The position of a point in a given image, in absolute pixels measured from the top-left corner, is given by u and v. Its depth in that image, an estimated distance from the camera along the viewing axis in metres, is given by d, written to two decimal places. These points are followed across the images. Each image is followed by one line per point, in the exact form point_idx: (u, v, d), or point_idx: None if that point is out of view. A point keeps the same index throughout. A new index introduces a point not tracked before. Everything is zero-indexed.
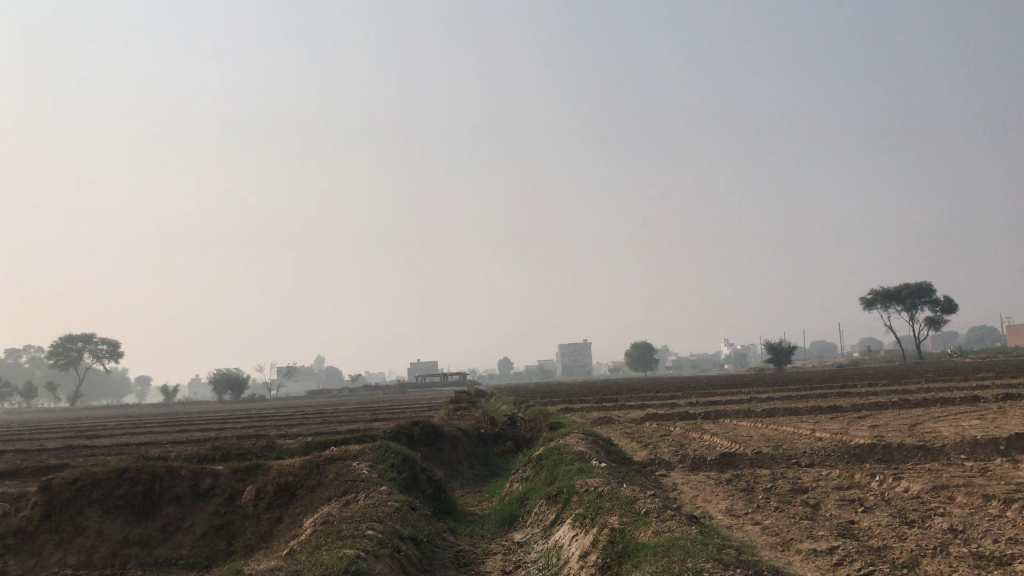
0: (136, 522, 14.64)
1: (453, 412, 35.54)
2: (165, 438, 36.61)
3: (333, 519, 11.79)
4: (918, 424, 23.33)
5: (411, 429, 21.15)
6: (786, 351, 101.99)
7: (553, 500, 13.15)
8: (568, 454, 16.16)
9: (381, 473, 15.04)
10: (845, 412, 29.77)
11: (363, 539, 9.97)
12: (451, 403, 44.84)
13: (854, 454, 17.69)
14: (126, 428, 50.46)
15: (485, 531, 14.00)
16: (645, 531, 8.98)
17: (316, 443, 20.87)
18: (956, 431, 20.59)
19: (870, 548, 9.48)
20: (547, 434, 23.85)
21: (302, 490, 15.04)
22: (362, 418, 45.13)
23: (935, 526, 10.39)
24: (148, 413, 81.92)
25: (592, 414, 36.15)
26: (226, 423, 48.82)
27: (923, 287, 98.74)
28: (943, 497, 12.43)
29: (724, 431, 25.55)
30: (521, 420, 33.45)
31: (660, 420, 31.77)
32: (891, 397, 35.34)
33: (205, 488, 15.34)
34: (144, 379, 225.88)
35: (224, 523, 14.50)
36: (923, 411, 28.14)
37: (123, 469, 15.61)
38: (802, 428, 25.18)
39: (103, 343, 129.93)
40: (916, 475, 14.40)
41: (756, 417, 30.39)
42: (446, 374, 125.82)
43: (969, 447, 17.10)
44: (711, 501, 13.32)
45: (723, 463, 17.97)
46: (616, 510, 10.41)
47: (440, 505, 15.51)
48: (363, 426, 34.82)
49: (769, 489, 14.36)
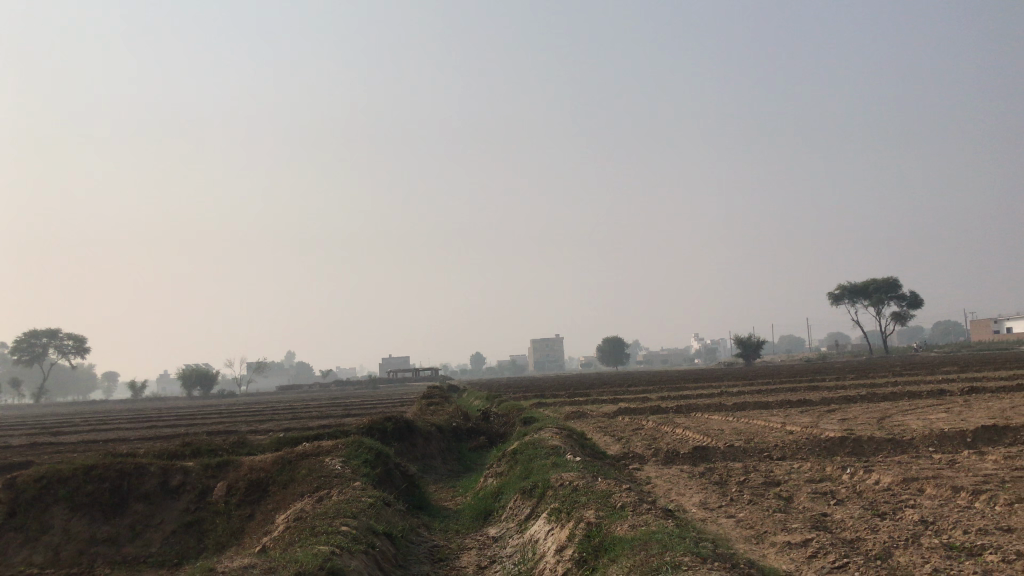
0: (104, 520, 14.40)
1: (426, 408, 35.39)
2: (134, 435, 36.17)
3: (306, 515, 11.65)
4: (887, 417, 23.63)
5: (384, 425, 21.02)
6: (756, 345, 102.97)
7: (528, 494, 13.12)
8: (543, 449, 16.13)
9: (354, 469, 14.91)
10: (815, 406, 30.08)
11: (336, 535, 9.86)
12: (424, 398, 44.68)
13: (825, 447, 17.86)
14: (93, 424, 49.78)
15: (459, 526, 13.95)
16: (621, 525, 8.97)
17: (288, 439, 20.64)
18: (924, 424, 20.87)
19: (843, 540, 9.55)
20: (520, 429, 23.84)
21: (274, 486, 14.88)
22: (334, 414, 44.80)
23: (907, 518, 10.50)
24: (116, 409, 80.87)
25: (565, 409, 36.22)
26: (196, 419, 48.30)
27: (890, 282, 100.05)
28: (913, 489, 12.58)
29: (696, 425, 25.70)
30: (494, 415, 33.42)
31: (633, 414, 31.90)
32: (860, 391, 35.77)
33: (175, 485, 15.12)
34: (111, 376, 222.91)
35: (194, 520, 14.31)
36: (892, 404, 28.50)
37: (90, 466, 15.34)
38: (773, 421, 25.41)
39: (69, 339, 127.98)
40: (887, 468, 14.55)
41: (728, 411, 30.62)
42: (418, 369, 125.54)
43: (937, 440, 17.32)
44: (685, 494, 13.37)
45: (696, 456, 18.06)
46: (592, 504, 10.39)
47: (414, 500, 15.43)
48: (336, 421, 34.58)
49: (743, 482, 14.44)
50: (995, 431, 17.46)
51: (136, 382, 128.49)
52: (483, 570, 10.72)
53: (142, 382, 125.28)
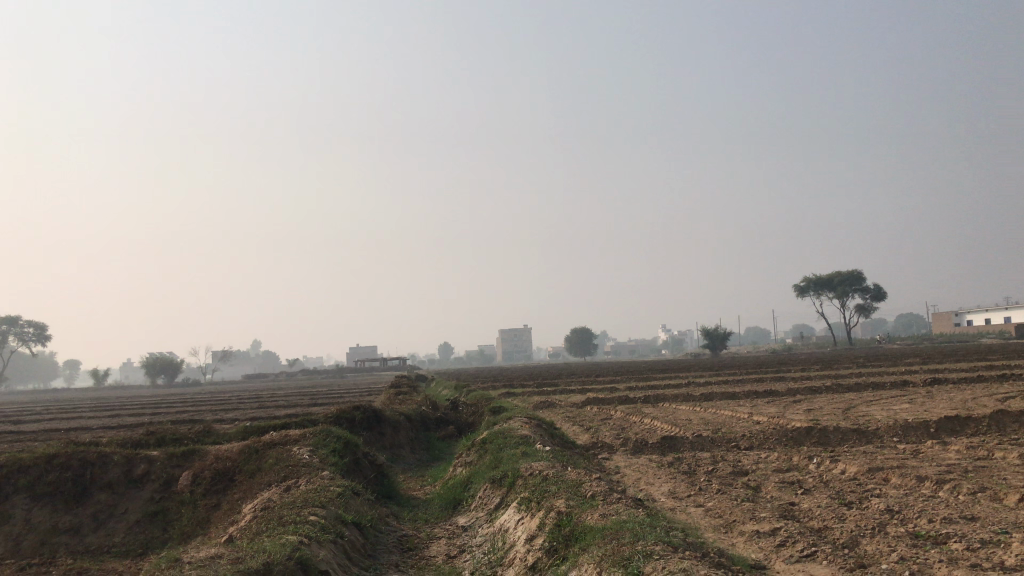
0: (66, 510, 14.13)
1: (394, 397, 35.29)
2: (97, 424, 35.67)
3: (274, 505, 11.51)
4: (852, 408, 23.94)
5: (352, 414, 20.88)
6: (722, 337, 103.89)
7: (497, 484, 13.10)
8: (512, 438, 16.12)
9: (322, 458, 14.78)
10: (781, 397, 30.41)
11: (304, 525, 9.74)
12: (392, 388, 44.51)
13: (791, 437, 18.04)
14: (54, 414, 48.98)
15: (428, 515, 13.88)
16: (592, 514, 8.95)
17: (255, 428, 20.42)
18: (888, 414, 21.16)
19: (811, 529, 9.63)
20: (489, 419, 23.81)
21: (241, 475, 14.68)
22: (302, 403, 44.52)
23: (873, 507, 10.62)
24: (77, 399, 79.49)
25: (534, 399, 36.32)
26: (160, 408, 47.73)
27: (854, 275, 101.39)
28: (878, 478, 12.75)
29: (665, 415, 25.86)
30: (463, 404, 33.41)
31: (601, 404, 32.08)
32: (825, 382, 36.18)
33: (139, 475, 14.88)
34: (73, 365, 219.31)
35: (159, 509, 14.08)
36: (856, 395, 28.88)
37: (51, 455, 15.04)
38: (740, 412, 25.64)
39: (29, 326, 125.61)
40: (853, 457, 14.73)
41: (696, 401, 30.83)
42: (386, 359, 124.98)
43: (901, 430, 17.56)
44: (654, 483, 13.44)
45: (664, 446, 18.15)
46: (562, 494, 10.38)
47: (383, 489, 15.34)
48: (303, 410, 34.39)
49: (711, 471, 14.54)
50: (958, 422, 17.75)
51: (98, 371, 126.53)
52: (453, 559, 10.68)
53: (105, 371, 123.31)
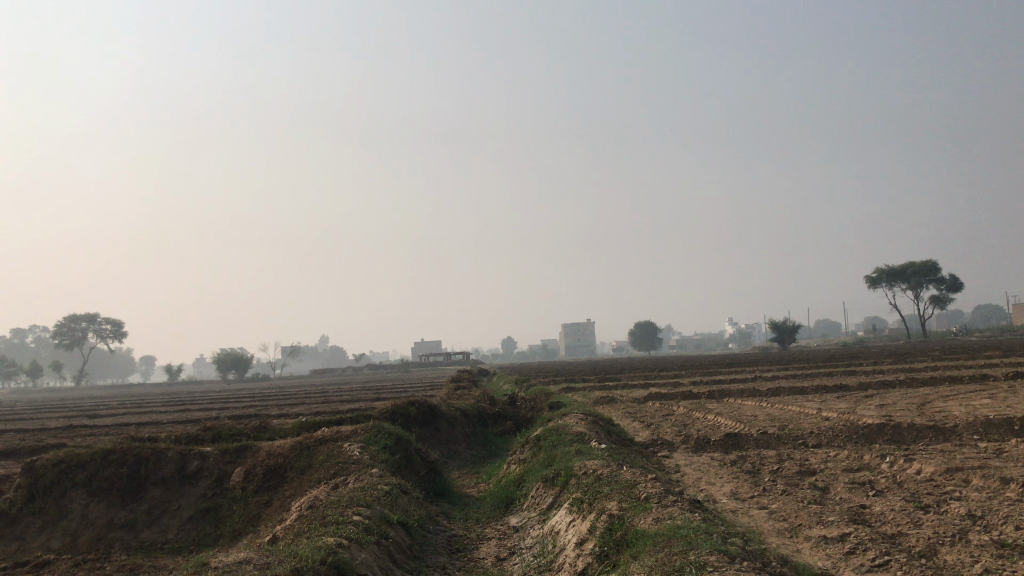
0: (122, 505, 14.16)
1: (454, 392, 35.12)
2: (164, 418, 36.33)
3: (319, 504, 11.27)
4: (928, 403, 22.81)
5: (407, 410, 20.68)
6: (790, 330, 101.33)
7: (550, 483, 12.66)
8: (567, 435, 15.61)
9: (373, 455, 14.52)
10: (853, 391, 29.22)
11: (347, 526, 9.44)
12: (453, 382, 44.50)
13: (863, 435, 17.14)
14: (126, 408, 50.42)
15: (479, 514, 13.54)
16: (645, 518, 8.43)
17: (310, 423, 20.35)
18: (968, 410, 20.03)
19: (884, 535, 8.92)
20: (547, 415, 23.34)
21: (292, 472, 14.53)
22: (364, 398, 44.71)
23: (952, 511, 9.87)
24: (153, 392, 81.81)
25: (594, 394, 35.78)
26: (227, 403, 48.72)
27: (929, 265, 97.84)
28: (957, 479, 11.90)
29: (728, 411, 25.02)
30: (522, 399, 33.07)
31: (664, 399, 31.41)
32: (898, 376, 34.60)
33: (192, 470, 14.83)
34: (149, 360, 226.27)
35: (212, 506, 14.02)
36: (932, 390, 27.61)
37: (108, 450, 15.11)
38: (808, 407, 24.69)
39: (107, 323, 129.62)
40: (929, 457, 13.83)
41: (762, 397, 29.84)
42: (449, 354, 125.50)
43: (982, 428, 16.53)
44: (715, 483, 12.84)
45: (728, 444, 17.43)
46: (615, 495, 9.86)
47: (435, 487, 15.06)
48: (365, 405, 34.54)
49: (776, 471, 13.82)
50: None
51: (172, 366, 129.70)
52: (503, 561, 10.29)
53: (179, 367, 126.77)
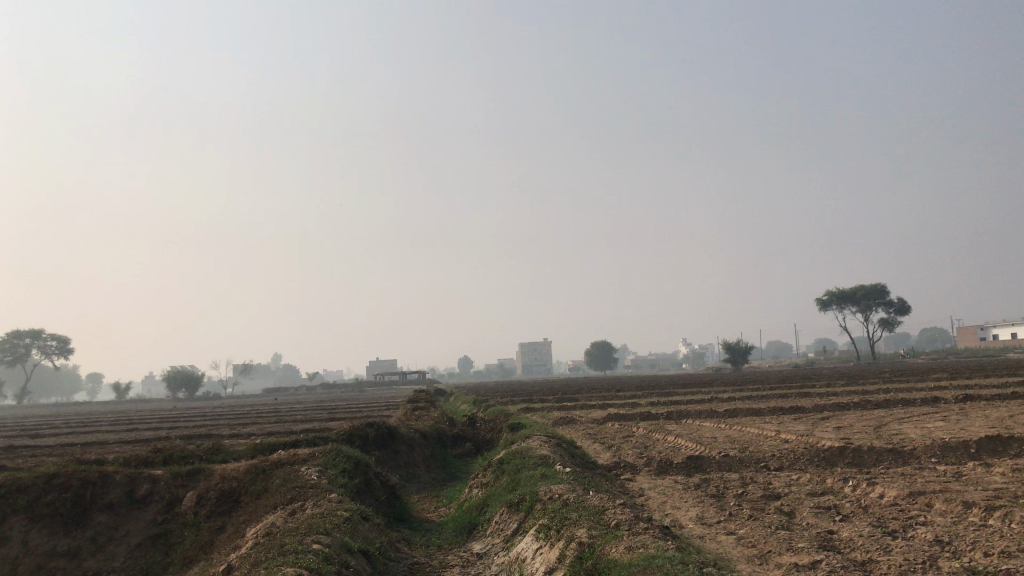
0: (65, 533, 13.55)
1: (412, 413, 34.69)
2: (111, 439, 35.13)
3: (276, 531, 10.87)
4: (883, 425, 23.05)
5: (365, 431, 20.29)
6: (744, 351, 102.36)
7: (515, 508, 12.39)
8: (532, 458, 15.35)
9: (332, 479, 14.13)
10: (808, 413, 29.47)
11: (307, 555, 9.10)
12: (411, 402, 43.96)
13: (824, 458, 17.19)
14: (72, 428, 48.71)
15: (441, 541, 13.21)
16: (617, 547, 8.23)
17: (265, 445, 19.84)
18: (923, 433, 20.25)
19: (855, 562, 8.84)
20: (508, 437, 23.03)
21: (247, 496, 14.05)
22: (321, 417, 43.90)
23: (920, 537, 9.83)
24: (100, 411, 79.64)
25: (553, 414, 35.56)
26: (177, 422, 47.50)
27: (877, 289, 99.82)
28: (921, 503, 11.91)
29: (687, 433, 25.00)
30: (481, 420, 32.72)
31: (623, 420, 31.40)
32: (853, 399, 34.90)
33: (142, 495, 14.26)
34: (96, 378, 220.47)
35: (161, 532, 13.49)
36: (885, 412, 27.93)
37: (52, 474, 14.47)
38: (766, 429, 24.78)
39: (52, 339, 126.19)
40: (890, 480, 13.88)
41: (720, 418, 29.91)
42: (405, 374, 124.57)
43: (939, 451, 16.66)
44: (680, 508, 12.68)
45: (690, 467, 17.34)
46: (584, 522, 9.64)
47: (394, 512, 14.71)
48: (321, 426, 33.87)
49: (741, 495, 13.71)
50: (999, 441, 16.85)
51: (120, 383, 126.59)
52: None
53: (127, 386, 123.63)
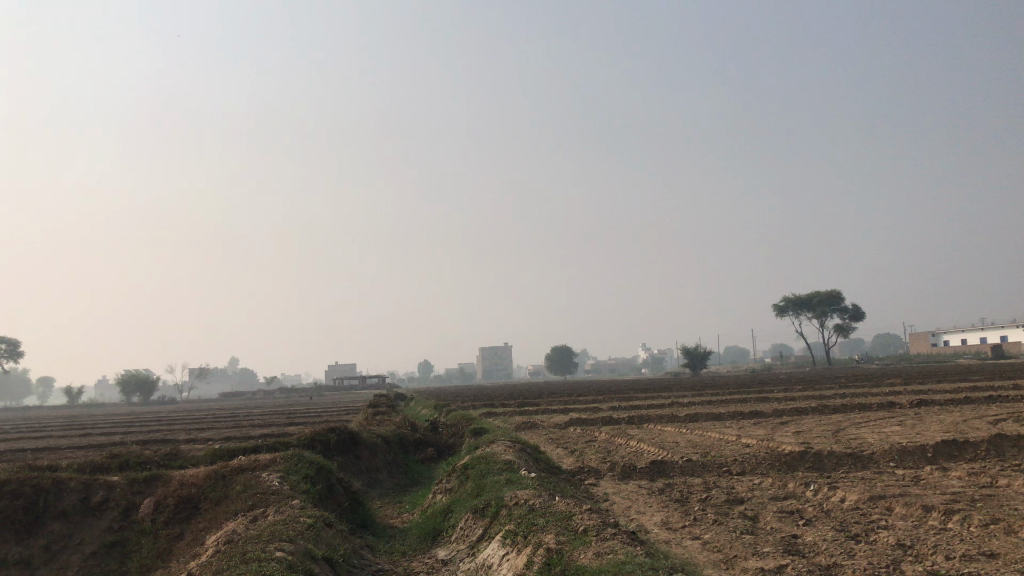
0: (17, 541, 13.15)
1: (373, 418, 34.40)
2: (63, 444, 34.35)
3: (238, 538, 10.66)
4: (842, 430, 23.35)
5: (327, 436, 20.06)
6: (702, 356, 103.30)
7: (480, 514, 12.30)
8: (496, 463, 15.28)
9: (294, 485, 13.92)
10: (768, 417, 29.78)
11: (270, 562, 8.94)
12: (371, 407, 43.61)
13: (785, 462, 17.35)
14: (22, 433, 47.48)
15: (405, 547, 13.07)
16: (586, 553, 8.21)
17: (224, 450, 19.48)
18: (880, 438, 20.55)
19: (820, 566, 8.92)
20: (470, 442, 22.95)
21: (207, 503, 13.78)
22: (281, 423, 43.35)
23: (882, 541, 9.96)
24: (52, 415, 78.02)
25: (515, 419, 35.50)
26: (132, 427, 46.53)
27: (832, 295, 101.47)
28: (881, 508, 12.08)
29: (650, 438, 25.09)
30: (443, 425, 32.54)
31: (585, 425, 31.42)
32: (810, 403, 35.37)
33: (96, 502, 13.91)
34: (47, 381, 215.68)
35: (117, 540, 13.16)
36: (843, 417, 28.30)
37: (3, 481, 14.05)
38: (728, 434, 24.96)
39: (1, 342, 123.16)
40: (851, 485, 14.06)
41: (681, 423, 30.09)
42: (364, 378, 123.74)
43: (898, 455, 16.93)
44: (645, 513, 12.71)
45: (653, 471, 17.40)
46: (552, 528, 9.60)
47: (358, 518, 14.55)
48: (280, 431, 33.44)
49: (704, 500, 13.80)
50: (955, 445, 17.18)
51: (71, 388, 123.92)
52: None
53: (78, 390, 121.08)
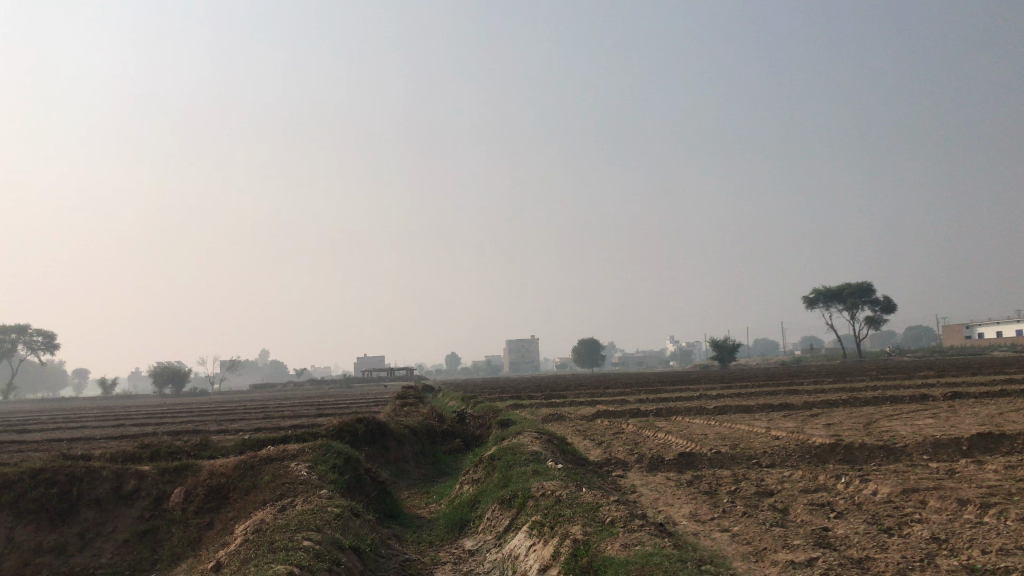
0: (51, 528, 13.35)
1: (400, 409, 34.52)
2: (97, 434, 34.85)
3: (266, 527, 10.71)
4: (874, 422, 23.01)
5: (355, 427, 20.15)
6: (731, 348, 102.54)
7: (506, 505, 12.28)
8: (523, 454, 15.26)
9: (322, 475, 13.98)
10: (798, 410, 29.47)
11: (297, 552, 8.97)
12: (400, 398, 43.82)
13: (815, 455, 17.14)
14: (58, 423, 48.29)
15: (432, 538, 13.09)
16: (613, 544, 8.14)
17: (253, 440, 19.64)
18: (913, 430, 20.24)
19: (852, 560, 8.78)
20: (497, 433, 22.93)
21: (236, 492, 13.89)
22: (309, 414, 43.68)
23: (915, 534, 9.79)
24: (86, 406, 79.27)
25: (542, 411, 35.45)
26: (163, 418, 47.10)
27: (864, 287, 100.27)
28: (915, 501, 11.88)
29: (678, 429, 24.93)
30: (470, 416, 32.60)
31: (612, 416, 31.29)
32: (841, 395, 34.95)
33: (128, 491, 14.06)
34: (82, 372, 219.36)
35: (149, 529, 13.30)
36: (876, 409, 27.91)
37: (38, 469, 14.26)
38: (757, 426, 24.69)
39: (38, 335, 125.36)
40: (883, 477, 13.85)
41: (709, 415, 29.86)
42: (392, 370, 124.46)
43: (932, 448, 16.65)
44: (673, 504, 12.61)
45: (682, 463, 17.27)
46: (578, 519, 9.54)
47: (385, 508, 14.59)
48: (309, 422, 33.70)
49: (733, 492, 13.66)
50: (991, 438, 16.85)
51: (106, 380, 125.90)
52: None
53: (112, 382, 122.94)
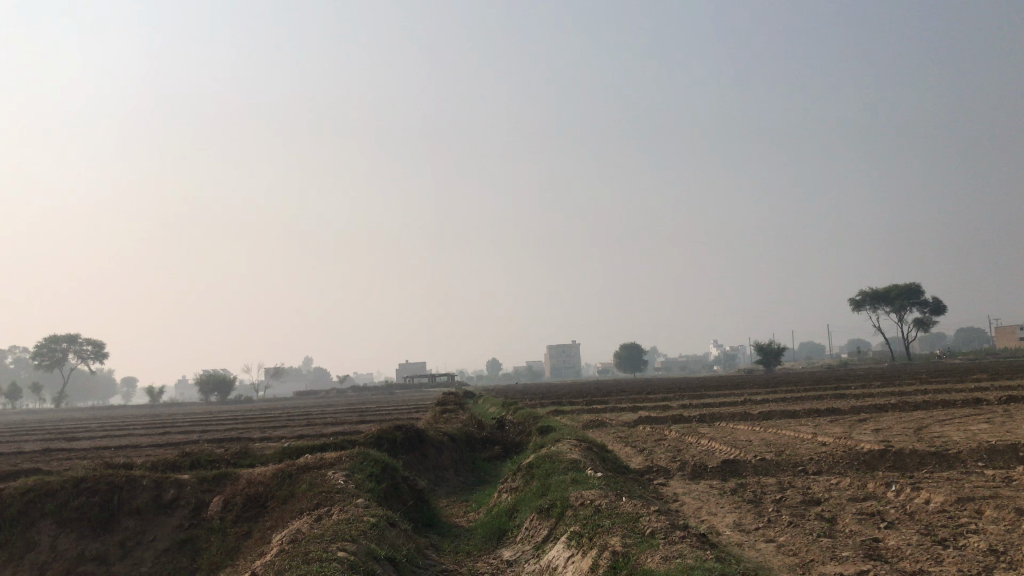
0: (93, 537, 13.43)
1: (441, 416, 34.49)
2: (144, 442, 35.36)
3: (301, 537, 10.62)
4: (924, 428, 22.32)
5: (393, 434, 20.08)
6: (776, 351, 100.96)
7: (544, 514, 12.05)
8: (562, 462, 15.01)
9: (358, 484, 13.88)
10: (845, 415, 28.76)
11: (331, 563, 8.83)
12: (441, 405, 43.77)
13: (864, 461, 16.63)
14: (106, 431, 49.15)
15: (470, 547, 12.90)
16: (653, 556, 7.87)
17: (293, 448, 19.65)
18: (967, 436, 19.57)
19: (904, 573, 8.39)
20: (537, 440, 22.67)
21: (273, 501, 13.86)
22: (351, 421, 43.86)
23: (971, 546, 9.35)
24: (135, 414, 80.70)
25: (583, 417, 35.13)
26: (208, 426, 47.67)
27: (912, 287, 98.23)
28: (970, 510, 11.41)
29: (721, 435, 24.49)
30: (510, 423, 32.39)
31: (655, 423, 30.88)
32: (890, 400, 34.08)
33: (168, 500, 14.11)
34: (132, 380, 223.80)
35: (188, 537, 13.32)
36: (927, 414, 27.14)
37: (80, 478, 14.37)
38: (803, 432, 24.13)
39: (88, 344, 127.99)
40: (936, 485, 13.36)
41: (754, 420, 29.32)
42: (434, 376, 124.83)
43: (986, 455, 16.06)
44: (717, 514, 12.28)
45: (725, 471, 16.90)
46: (618, 530, 9.27)
47: (423, 518, 14.45)
48: (351, 429, 33.81)
49: (778, 501, 13.27)
50: None
51: (154, 388, 128.09)
52: None
53: (160, 390, 125.18)
